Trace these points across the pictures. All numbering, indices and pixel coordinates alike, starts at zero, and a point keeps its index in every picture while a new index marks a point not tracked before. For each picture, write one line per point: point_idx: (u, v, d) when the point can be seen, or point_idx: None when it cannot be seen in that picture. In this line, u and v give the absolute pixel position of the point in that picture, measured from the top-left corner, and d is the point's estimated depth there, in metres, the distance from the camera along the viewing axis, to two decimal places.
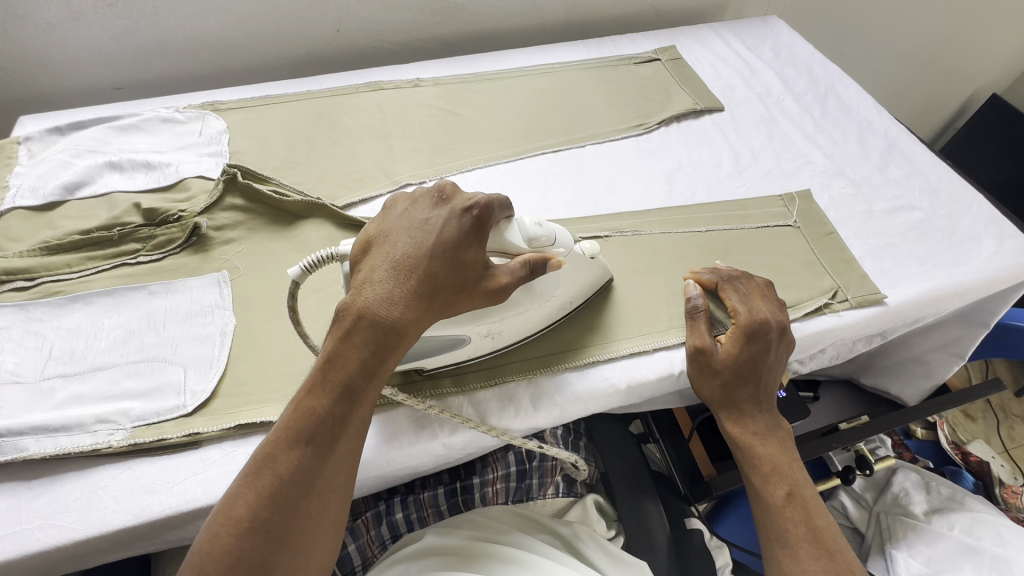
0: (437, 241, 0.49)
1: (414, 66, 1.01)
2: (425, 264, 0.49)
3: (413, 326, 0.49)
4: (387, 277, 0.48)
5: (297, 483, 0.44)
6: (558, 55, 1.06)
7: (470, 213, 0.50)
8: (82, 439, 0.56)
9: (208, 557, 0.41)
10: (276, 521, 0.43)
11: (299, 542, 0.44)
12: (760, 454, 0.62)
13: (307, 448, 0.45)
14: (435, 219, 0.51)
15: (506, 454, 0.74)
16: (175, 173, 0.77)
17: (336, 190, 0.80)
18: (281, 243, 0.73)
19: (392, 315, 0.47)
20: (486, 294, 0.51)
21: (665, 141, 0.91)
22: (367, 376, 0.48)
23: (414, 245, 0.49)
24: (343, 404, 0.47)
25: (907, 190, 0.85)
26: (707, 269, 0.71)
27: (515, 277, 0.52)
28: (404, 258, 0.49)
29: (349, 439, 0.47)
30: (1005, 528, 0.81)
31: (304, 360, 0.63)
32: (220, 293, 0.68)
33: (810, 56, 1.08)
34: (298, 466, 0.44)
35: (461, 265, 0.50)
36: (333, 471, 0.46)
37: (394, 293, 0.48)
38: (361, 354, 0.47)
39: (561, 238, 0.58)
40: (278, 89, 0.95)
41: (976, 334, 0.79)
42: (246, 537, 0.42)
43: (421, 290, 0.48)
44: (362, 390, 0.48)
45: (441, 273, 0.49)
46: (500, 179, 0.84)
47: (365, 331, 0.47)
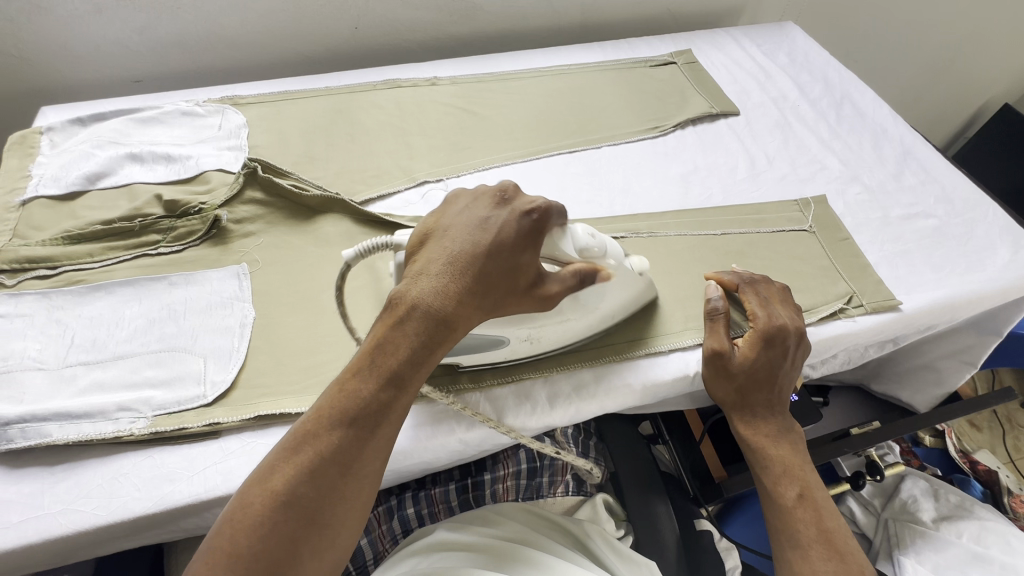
0: (496, 240, 0.50)
1: (431, 65, 1.02)
2: (482, 262, 0.49)
3: (464, 320, 0.49)
4: (443, 270, 0.49)
5: (336, 462, 0.44)
6: (575, 56, 1.06)
7: (530, 216, 0.51)
8: (103, 427, 0.56)
9: (239, 527, 0.41)
10: (311, 497, 0.43)
11: (329, 522, 0.44)
12: (774, 456, 0.62)
13: (349, 429, 0.45)
14: (495, 219, 0.51)
15: (516, 452, 0.76)
16: (195, 165, 0.78)
17: (354, 186, 0.80)
18: (300, 237, 0.74)
19: (446, 307, 0.48)
20: (536, 298, 0.52)
21: (681, 144, 0.92)
22: (413, 366, 0.48)
23: (472, 241, 0.50)
24: (389, 390, 0.47)
25: (922, 197, 0.86)
26: (729, 271, 0.71)
27: (565, 286, 0.54)
28: (461, 253, 0.49)
29: (390, 427, 0.47)
30: (1013, 537, 0.82)
31: (323, 354, 0.64)
32: (240, 285, 0.68)
33: (825, 62, 1.08)
34: (339, 447, 0.45)
35: (517, 267, 0.51)
36: (370, 456, 0.46)
37: (449, 286, 0.48)
38: (413, 341, 0.48)
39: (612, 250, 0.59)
40: (297, 86, 0.95)
41: (989, 342, 0.79)
42: (281, 510, 0.42)
43: (475, 285, 0.49)
44: (408, 379, 0.48)
45: (498, 272, 0.50)
46: (517, 179, 0.84)
47: (416, 321, 0.48)
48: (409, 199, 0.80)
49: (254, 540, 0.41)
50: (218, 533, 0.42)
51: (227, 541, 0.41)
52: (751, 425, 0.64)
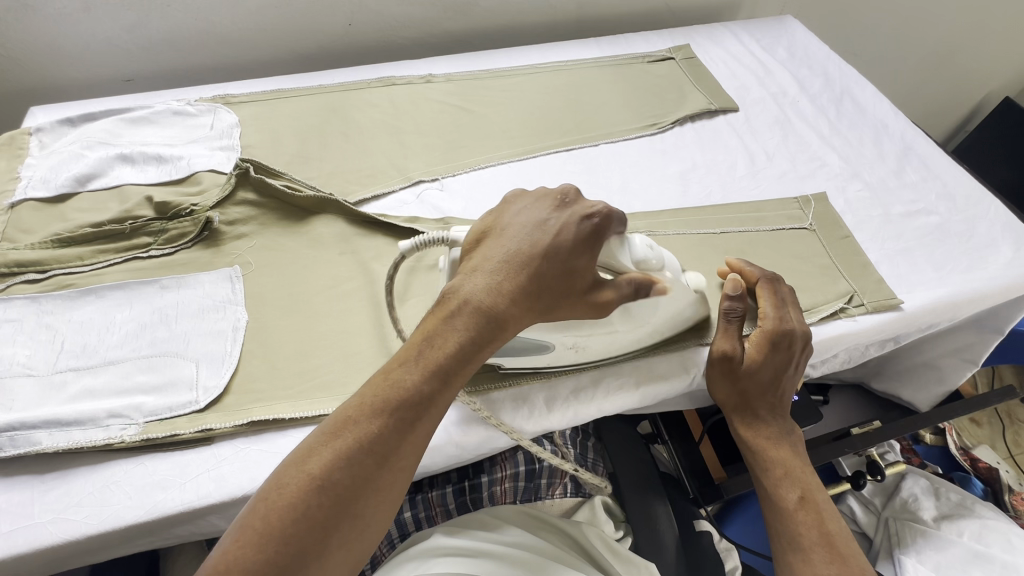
0: (553, 242, 0.50)
1: (427, 61, 1.00)
2: (539, 262, 0.50)
3: (514, 320, 0.49)
4: (499, 269, 0.49)
5: (374, 452, 0.43)
6: (572, 52, 1.05)
7: (591, 221, 0.51)
8: (94, 434, 0.56)
9: (272, 509, 0.40)
10: (345, 486, 0.42)
11: (362, 514, 0.42)
12: (775, 458, 0.62)
13: (391, 418, 0.44)
14: (553, 221, 0.52)
15: (514, 454, 0.75)
16: (187, 166, 0.77)
17: (348, 186, 0.79)
18: (294, 239, 0.73)
19: (498, 302, 0.48)
20: (589, 303, 0.52)
21: (680, 142, 0.91)
22: (461, 363, 0.47)
23: (530, 241, 0.51)
24: (435, 385, 0.46)
25: (923, 194, 0.85)
26: (748, 265, 0.70)
27: (620, 294, 0.53)
28: (517, 251, 0.50)
29: (431, 423, 0.46)
30: (1014, 535, 0.82)
31: (317, 358, 0.63)
32: (233, 288, 0.67)
33: (825, 57, 1.07)
34: (378, 436, 0.43)
35: (574, 271, 0.51)
36: (408, 450, 0.45)
37: (503, 285, 0.49)
38: (462, 334, 0.48)
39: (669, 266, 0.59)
40: (290, 84, 0.94)
41: (990, 341, 0.78)
42: (317, 493, 0.41)
43: (529, 284, 0.49)
44: (453, 374, 0.47)
45: (556, 275, 0.50)
46: (514, 178, 0.83)
47: (467, 315, 0.48)
48: (404, 199, 0.79)
49: (286, 523, 0.40)
50: (251, 509, 0.40)
51: (261, 520, 0.40)
52: (755, 427, 0.64)
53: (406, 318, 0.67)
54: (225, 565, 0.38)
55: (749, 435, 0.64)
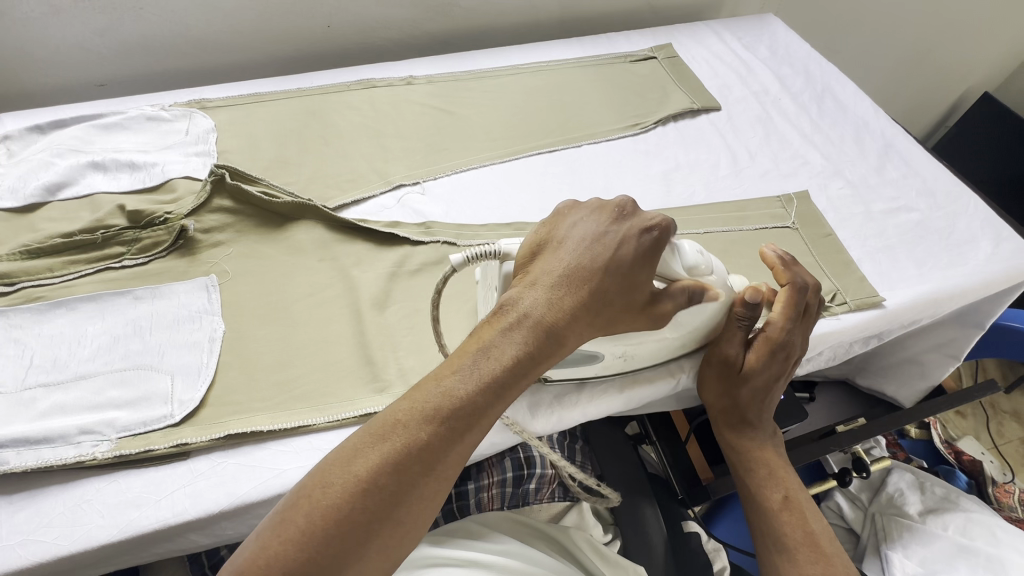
0: (614, 256, 0.51)
1: (407, 63, 0.99)
2: (599, 277, 0.50)
3: (571, 334, 0.50)
4: (560, 283, 0.50)
5: (422, 460, 0.42)
6: (554, 52, 1.04)
7: (651, 233, 0.52)
8: (65, 451, 0.54)
9: (314, 508, 0.39)
10: (384, 490, 0.40)
11: (402, 518, 0.41)
12: (760, 458, 0.62)
13: (442, 426, 0.43)
14: (612, 235, 0.52)
15: (501, 460, 0.74)
16: (161, 173, 0.75)
17: (327, 191, 0.78)
18: (273, 246, 0.71)
19: (558, 315, 0.49)
20: (645, 317, 0.53)
21: (662, 141, 0.90)
22: (517, 375, 0.47)
23: (592, 254, 0.51)
24: (490, 396, 0.45)
25: (904, 191, 0.85)
26: (783, 256, 0.65)
27: (677, 304, 0.54)
28: (577, 265, 0.51)
29: (481, 435, 0.45)
30: (998, 528, 0.82)
31: (297, 368, 0.62)
32: (209, 298, 0.66)
33: (806, 55, 1.07)
34: (429, 443, 0.42)
35: (630, 286, 0.51)
36: (453, 459, 0.43)
37: (563, 299, 0.49)
38: (520, 346, 0.47)
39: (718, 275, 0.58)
40: (268, 87, 0.93)
41: (972, 335, 0.79)
42: (360, 496, 0.40)
43: (589, 299, 0.50)
44: (510, 385, 0.46)
45: (616, 289, 0.51)
46: (496, 181, 0.83)
47: (525, 326, 0.48)
48: (385, 203, 0.78)
49: (326, 524, 0.39)
50: (292, 506, 0.40)
51: (301, 517, 0.39)
52: (743, 430, 0.64)
53: (389, 325, 0.66)
54: (265, 558, 0.37)
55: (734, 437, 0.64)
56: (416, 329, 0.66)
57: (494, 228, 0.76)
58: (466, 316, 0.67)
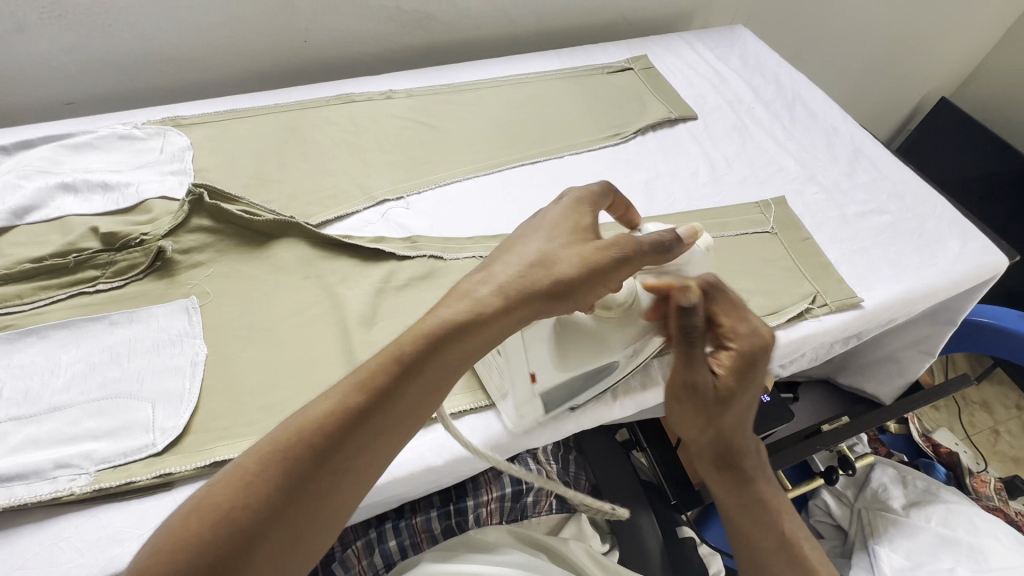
0: (536, 229, 0.52)
1: (387, 77, 0.99)
2: (519, 248, 0.51)
3: (493, 302, 0.47)
4: (488, 264, 0.51)
5: (315, 437, 0.42)
6: (533, 64, 1.05)
7: (566, 199, 0.54)
8: (39, 487, 0.52)
9: (222, 484, 0.41)
10: (289, 469, 0.41)
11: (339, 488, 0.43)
12: (748, 500, 0.61)
13: (343, 405, 0.43)
14: (541, 214, 0.54)
15: (499, 475, 0.73)
16: (135, 193, 0.73)
17: (309, 208, 0.77)
18: (255, 266, 0.70)
19: (479, 291, 0.48)
20: (589, 273, 0.48)
21: (642, 151, 0.92)
22: (426, 350, 0.46)
23: (528, 234, 0.53)
24: (394, 371, 0.45)
25: (875, 194, 0.88)
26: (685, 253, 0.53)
27: (638, 248, 0.48)
28: (507, 247, 0.52)
29: (389, 416, 0.44)
30: (978, 518, 0.85)
31: (284, 390, 0.60)
32: (189, 320, 0.64)
33: (776, 64, 1.10)
34: (325, 420, 0.43)
35: (554, 246, 0.50)
36: (355, 440, 0.43)
37: (485, 274, 0.50)
38: (432, 321, 0.47)
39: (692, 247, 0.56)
40: (245, 103, 0.91)
41: (944, 332, 0.82)
42: (262, 473, 0.41)
43: (510, 267, 0.49)
44: (417, 359, 0.45)
45: (553, 249, 0.50)
46: (480, 193, 0.83)
47: (443, 305, 0.48)
48: (369, 219, 0.78)
49: (225, 498, 0.40)
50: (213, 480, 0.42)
51: (211, 490, 0.41)
52: (729, 469, 0.61)
53: (377, 342, 0.65)
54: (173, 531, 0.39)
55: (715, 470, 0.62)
56: None
57: (481, 241, 0.76)
58: None
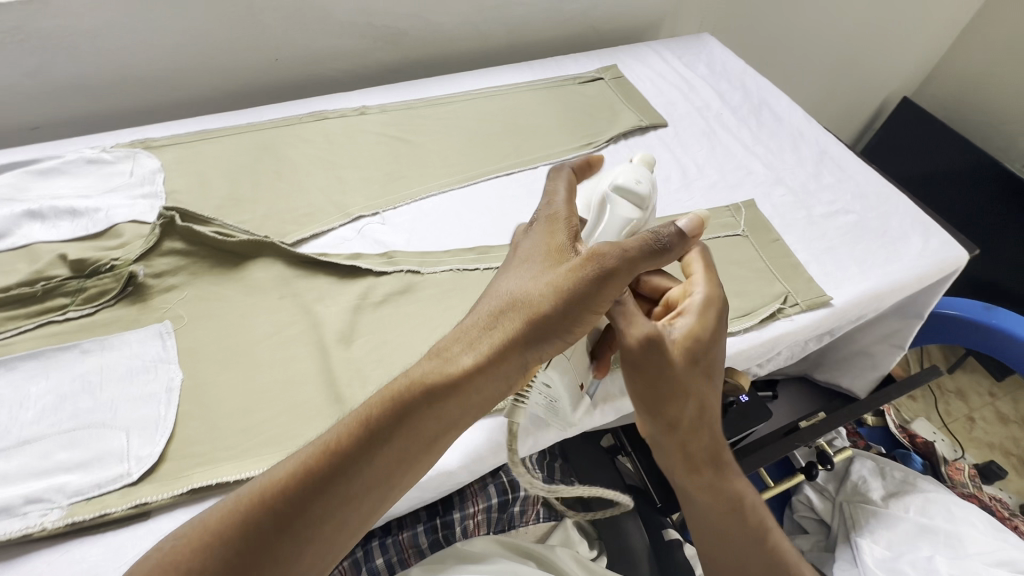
0: (518, 263, 0.53)
1: (360, 93, 0.99)
2: (502, 287, 0.52)
3: (481, 349, 0.49)
4: (475, 307, 0.53)
5: (306, 491, 0.43)
6: (505, 77, 1.06)
7: (544, 224, 0.55)
8: (9, 525, 0.50)
9: (213, 529, 0.41)
10: (278, 516, 0.42)
11: (315, 539, 0.43)
12: (715, 480, 0.61)
13: (332, 460, 0.44)
14: (522, 246, 0.55)
15: (485, 486, 0.73)
16: (105, 219, 0.72)
17: (284, 227, 0.76)
18: (230, 287, 0.69)
19: (465, 343, 0.50)
20: (574, 297, 0.49)
21: (615, 159, 0.94)
22: (416, 403, 0.47)
23: (511, 267, 0.54)
24: (387, 422, 0.46)
25: (841, 195, 0.91)
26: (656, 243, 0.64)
27: (615, 252, 0.49)
28: (492, 286, 0.54)
29: (377, 468, 0.46)
30: (954, 505, 0.88)
31: (263, 412, 0.60)
32: (163, 345, 0.63)
33: (741, 71, 1.13)
34: (314, 474, 0.44)
35: (537, 278, 0.51)
36: (348, 492, 0.44)
37: (472, 320, 0.51)
38: (420, 373, 0.48)
39: (646, 178, 0.60)
40: (217, 124, 0.91)
41: (913, 325, 0.85)
42: (250, 520, 0.42)
43: (495, 309, 0.51)
44: (408, 413, 0.47)
45: (527, 282, 0.51)
46: (455, 207, 0.83)
47: (430, 356, 0.50)
48: (345, 235, 0.77)
49: (220, 547, 0.41)
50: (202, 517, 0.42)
51: (200, 535, 0.41)
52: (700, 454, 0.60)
53: (356, 360, 0.65)
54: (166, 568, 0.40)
55: (695, 464, 0.60)
56: (384, 361, 0.65)
57: (458, 254, 0.76)
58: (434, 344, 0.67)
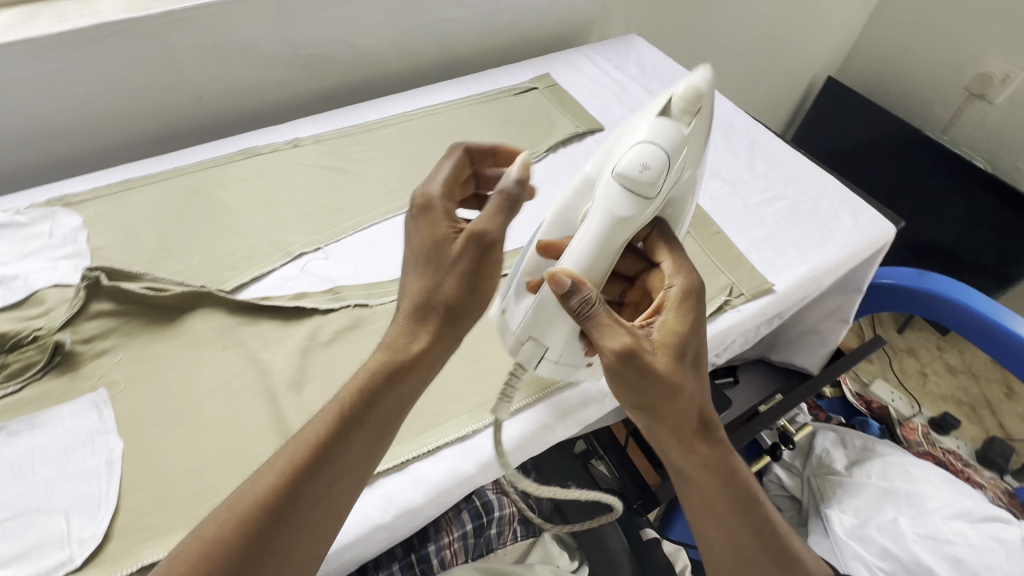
0: (419, 257, 0.57)
1: (292, 125, 0.97)
2: (418, 282, 0.57)
3: (420, 335, 0.56)
4: (401, 304, 0.57)
5: (292, 491, 0.47)
6: (439, 94, 1.06)
7: (429, 215, 0.58)
8: None
9: (210, 545, 0.44)
10: (268, 518, 0.46)
11: (305, 535, 0.48)
12: (714, 474, 0.61)
13: (311, 459, 0.49)
14: (415, 239, 0.58)
15: (459, 514, 0.72)
16: (24, 286, 0.68)
17: (221, 274, 0.74)
18: (168, 344, 0.66)
19: (401, 335, 0.56)
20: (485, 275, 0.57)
21: (555, 168, 0.94)
22: (374, 390, 0.53)
23: (412, 261, 0.58)
24: (352, 413, 0.51)
25: (774, 181, 0.94)
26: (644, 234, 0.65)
27: (493, 226, 0.56)
28: (404, 283, 0.58)
29: (355, 450, 0.51)
30: (911, 466, 0.91)
31: (214, 473, 0.57)
32: (100, 415, 0.60)
33: (670, 68, 1.17)
34: (296, 474, 0.48)
35: (442, 269, 0.56)
36: (328, 481, 0.49)
37: (402, 316, 0.57)
38: (370, 369, 0.54)
39: (661, 156, 0.57)
40: (141, 171, 0.87)
41: (853, 299, 0.89)
42: (242, 529, 0.45)
43: (418, 303, 0.56)
44: (370, 404, 0.52)
45: (434, 272, 0.56)
46: (400, 233, 0.82)
47: (378, 355, 0.55)
48: (287, 275, 0.75)
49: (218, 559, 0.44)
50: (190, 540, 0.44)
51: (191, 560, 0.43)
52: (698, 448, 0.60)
53: (308, 405, 0.63)
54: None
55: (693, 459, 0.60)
56: None
57: None
58: None
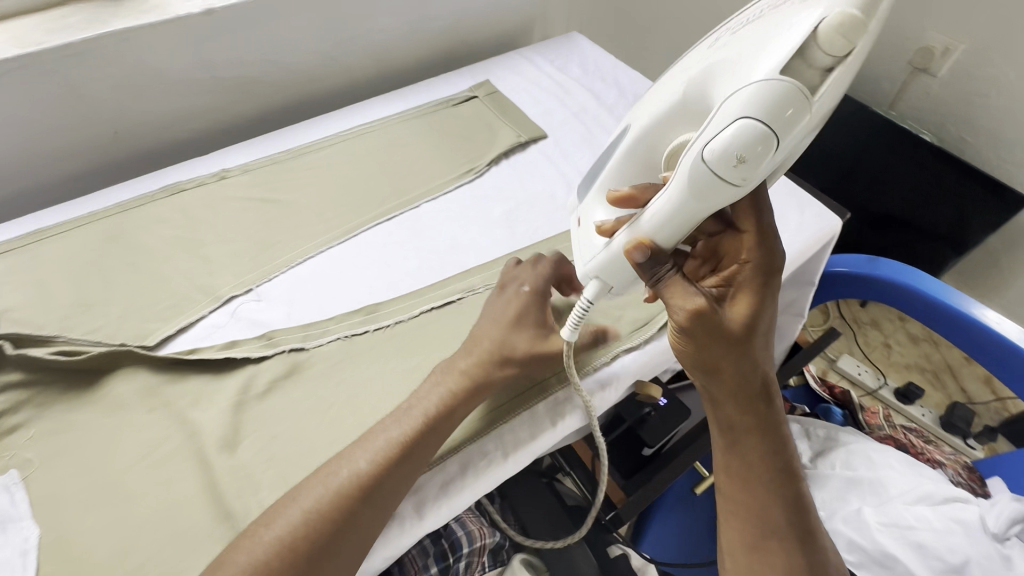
0: (511, 321, 0.66)
1: (218, 155, 0.91)
2: (500, 339, 0.65)
3: (487, 387, 0.62)
4: (477, 348, 0.64)
5: (363, 490, 0.53)
6: (375, 110, 1.02)
7: (533, 291, 0.69)
8: None
9: (280, 539, 0.50)
10: (339, 517, 0.52)
11: (361, 538, 0.53)
12: (764, 450, 0.58)
13: (383, 463, 0.55)
14: (510, 304, 0.68)
15: (422, 550, 0.71)
16: None
17: (144, 327, 0.69)
18: (86, 412, 0.62)
19: (470, 373, 0.62)
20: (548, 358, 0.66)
21: (499, 181, 0.91)
22: (446, 414, 0.59)
23: (500, 318, 0.67)
24: (422, 429, 0.57)
25: None
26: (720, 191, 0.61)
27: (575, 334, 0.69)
28: (487, 332, 0.66)
29: (421, 458, 0.57)
30: (873, 452, 0.92)
31: (139, 552, 0.53)
32: (12, 499, 0.55)
33: (613, 67, 1.14)
34: (367, 477, 0.54)
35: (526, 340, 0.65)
36: (391, 485, 0.55)
37: (478, 359, 0.63)
38: (440, 396, 0.60)
39: (764, 142, 0.47)
40: (54, 218, 0.81)
41: (806, 292, 0.89)
42: (307, 527, 0.51)
43: (496, 356, 0.63)
44: (436, 425, 0.58)
45: (520, 337, 0.65)
46: (337, 265, 0.78)
47: (443, 383, 0.61)
48: (216, 322, 0.71)
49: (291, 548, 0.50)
50: (270, 529, 0.51)
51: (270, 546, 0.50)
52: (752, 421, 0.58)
53: (242, 465, 0.59)
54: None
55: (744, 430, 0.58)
56: (276, 461, 0.60)
57: (343, 320, 0.72)
58: (328, 428, 0.62)
